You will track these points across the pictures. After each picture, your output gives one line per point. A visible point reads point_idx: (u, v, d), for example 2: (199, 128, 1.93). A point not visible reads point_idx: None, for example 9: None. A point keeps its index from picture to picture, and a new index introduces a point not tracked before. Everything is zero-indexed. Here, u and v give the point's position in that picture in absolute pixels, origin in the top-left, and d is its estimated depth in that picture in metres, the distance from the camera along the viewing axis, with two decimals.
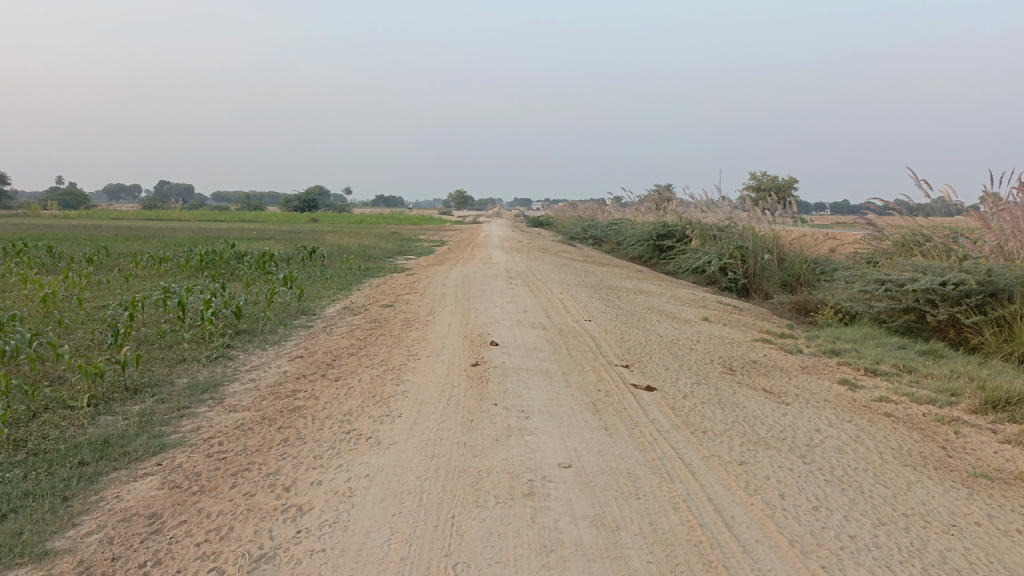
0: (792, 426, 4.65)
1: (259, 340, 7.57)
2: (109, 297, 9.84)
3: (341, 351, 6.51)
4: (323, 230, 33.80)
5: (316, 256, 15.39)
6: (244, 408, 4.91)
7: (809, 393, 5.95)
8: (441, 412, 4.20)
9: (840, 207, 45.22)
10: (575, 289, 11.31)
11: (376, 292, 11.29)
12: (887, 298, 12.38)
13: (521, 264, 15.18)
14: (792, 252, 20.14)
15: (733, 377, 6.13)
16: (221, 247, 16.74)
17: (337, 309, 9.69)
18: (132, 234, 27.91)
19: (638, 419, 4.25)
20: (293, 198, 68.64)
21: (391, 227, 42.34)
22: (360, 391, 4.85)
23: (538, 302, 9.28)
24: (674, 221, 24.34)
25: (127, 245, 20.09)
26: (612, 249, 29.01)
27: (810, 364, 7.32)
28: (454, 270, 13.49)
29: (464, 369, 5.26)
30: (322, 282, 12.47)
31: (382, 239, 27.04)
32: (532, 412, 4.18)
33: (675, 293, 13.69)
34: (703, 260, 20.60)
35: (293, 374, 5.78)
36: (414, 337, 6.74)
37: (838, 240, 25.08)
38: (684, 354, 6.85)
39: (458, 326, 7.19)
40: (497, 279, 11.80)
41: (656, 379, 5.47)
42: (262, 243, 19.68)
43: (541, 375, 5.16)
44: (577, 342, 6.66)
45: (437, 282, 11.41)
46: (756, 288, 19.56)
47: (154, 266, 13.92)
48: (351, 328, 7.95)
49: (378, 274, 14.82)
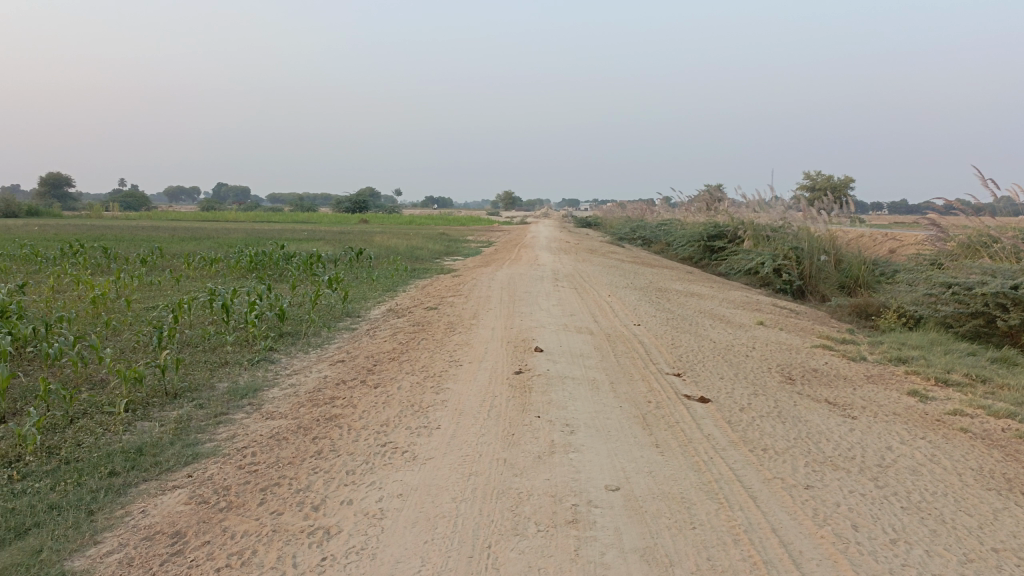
0: (860, 443, 4.30)
1: (302, 343, 7.46)
2: (158, 298, 9.90)
3: (383, 355, 6.35)
4: (371, 231, 33.95)
5: (363, 257, 15.36)
6: (280, 415, 4.76)
7: (875, 405, 5.56)
8: (482, 425, 3.97)
9: (899, 208, 43.92)
10: (624, 291, 10.99)
11: (421, 294, 11.14)
12: (954, 301, 11.77)
13: (568, 265, 14.89)
14: (850, 252, 19.42)
15: (793, 387, 5.77)
16: (270, 248, 16.83)
17: (381, 312, 9.56)
18: (186, 235, 28.40)
19: (692, 435, 3.96)
20: (343, 200, 69.53)
21: (439, 228, 42.48)
22: (399, 400, 4.66)
23: (586, 305, 9.00)
24: (726, 221, 23.74)
25: (180, 246, 20.42)
26: (661, 250, 28.47)
27: (875, 373, 6.90)
28: (500, 271, 13.29)
29: (507, 376, 5.03)
30: (368, 284, 12.39)
31: (430, 240, 27.05)
32: (577, 426, 3.92)
33: (728, 296, 13.25)
34: (756, 261, 20.01)
35: (333, 380, 5.62)
36: (457, 341, 6.53)
37: (899, 240, 24.15)
38: (740, 362, 6.50)
39: (503, 330, 6.97)
40: (544, 280, 11.55)
41: (710, 389, 5.15)
42: (311, 244, 19.79)
43: (588, 384, 4.90)
44: (627, 348, 6.37)
45: (482, 284, 11.21)
46: (812, 290, 18.91)
47: (204, 267, 14.04)
48: (394, 331, 7.80)
49: (424, 274, 14.70)
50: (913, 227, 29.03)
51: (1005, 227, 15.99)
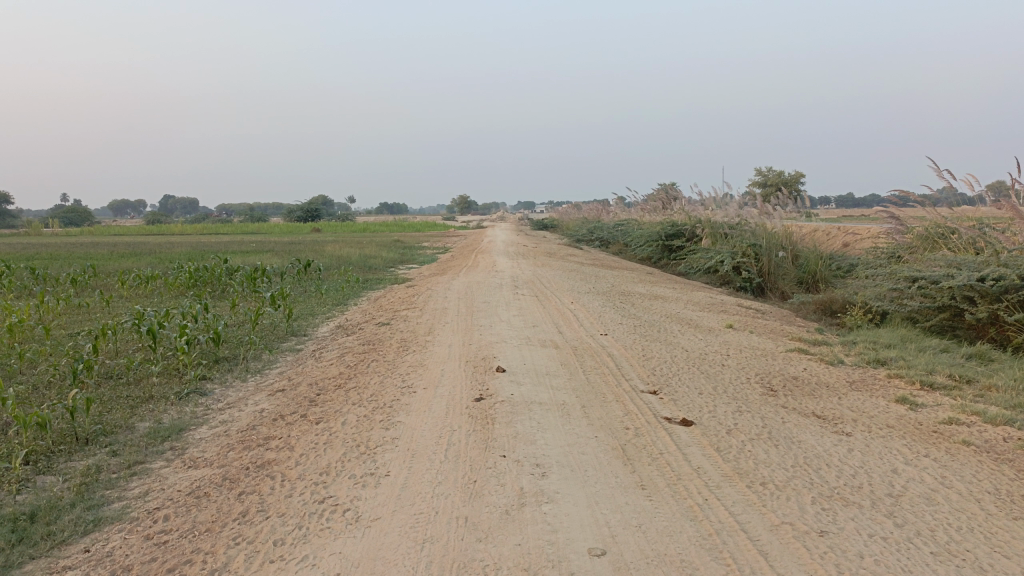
0: (863, 467, 3.85)
1: (240, 369, 6.80)
2: (83, 323, 9.11)
3: (327, 382, 5.73)
4: (322, 241, 33.00)
5: (311, 269, 14.64)
6: (206, 463, 4.13)
7: (865, 417, 5.15)
8: (439, 470, 3.41)
9: (844, 202, 44.56)
10: (586, 297, 10.52)
11: (373, 307, 10.52)
12: (920, 296, 11.58)
13: (527, 270, 14.37)
14: (807, 248, 19.31)
15: (777, 400, 5.34)
16: (214, 262, 16.00)
17: (330, 329, 8.92)
18: (127, 251, 27.15)
19: (680, 470, 3.46)
20: (294, 209, 68.22)
21: (394, 235, 41.69)
22: (343, 439, 4.07)
23: (548, 315, 8.50)
24: (683, 220, 23.52)
25: (116, 264, 19.37)
26: (619, 251, 28.17)
27: (856, 378, 6.51)
28: (456, 280, 12.72)
29: (466, 405, 4.48)
30: (315, 298, 11.70)
31: (383, 248, 26.34)
32: (550, 467, 3.39)
33: (692, 297, 12.89)
34: (715, 259, 19.78)
35: (270, 415, 5.00)
36: (410, 363, 5.95)
37: (854, 234, 24.23)
38: (717, 372, 6.05)
39: (460, 348, 6.41)
40: (502, 288, 11.00)
41: (691, 409, 4.67)
42: (258, 257, 18.91)
43: (557, 410, 4.37)
44: (595, 363, 5.87)
45: (438, 294, 10.65)
46: (771, 287, 18.73)
47: (140, 286, 13.19)
48: (343, 352, 7.17)
49: (377, 285, 14.05)
50: (865, 221, 29.29)
51: (961, 219, 15.97)
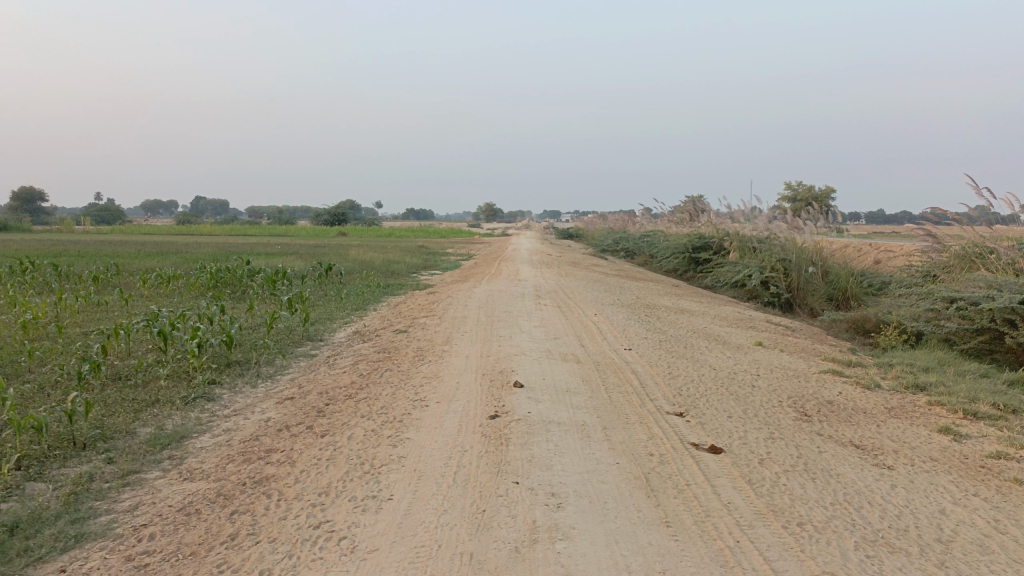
0: (909, 507, 3.53)
1: (250, 373, 6.60)
2: (99, 321, 9.00)
3: (338, 391, 5.50)
4: (346, 244, 32.98)
5: (333, 273, 14.50)
6: (203, 475, 3.91)
7: (907, 448, 4.80)
8: (445, 496, 3.15)
9: (875, 218, 43.79)
10: (610, 309, 10.22)
11: (391, 313, 10.32)
12: (959, 317, 11.12)
13: (550, 279, 14.11)
14: (838, 264, 18.83)
15: (811, 426, 5.01)
16: (236, 263, 15.91)
17: (346, 335, 8.72)
18: (154, 250, 27.26)
19: (708, 505, 3.17)
20: (322, 212, 68.58)
21: (419, 240, 41.60)
22: (347, 455, 3.82)
23: (570, 327, 8.22)
24: (711, 233, 23.11)
25: (141, 262, 19.39)
26: (645, 262, 27.78)
27: (894, 404, 6.15)
28: (478, 287, 12.49)
29: (480, 422, 4.22)
30: (334, 303, 11.53)
31: (407, 253, 26.22)
32: (566, 498, 3.12)
33: (719, 312, 12.53)
34: (743, 273, 19.36)
35: (275, 424, 4.78)
36: (424, 374, 5.71)
37: (886, 251, 23.64)
38: (746, 394, 5.73)
39: (477, 359, 6.16)
40: (524, 298, 10.74)
41: (720, 434, 4.37)
42: (281, 259, 18.86)
43: (576, 431, 4.10)
44: (618, 380, 5.59)
45: (458, 301, 10.41)
46: (800, 303, 18.26)
47: (161, 285, 13.12)
48: (357, 358, 6.95)
49: (397, 291, 13.86)
50: (898, 238, 28.62)
51: (1000, 238, 15.44)
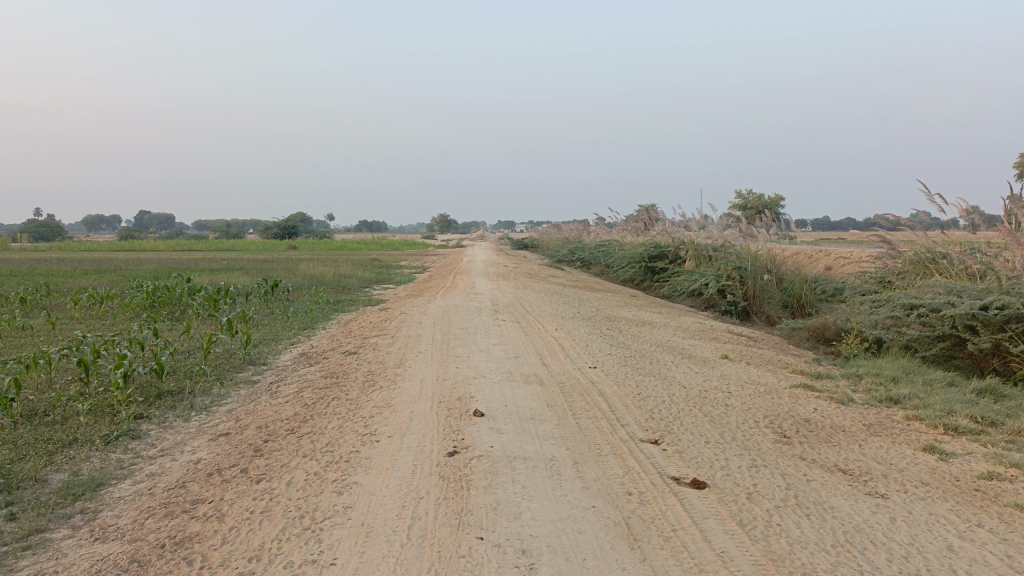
0: (914, 545, 3.18)
1: (183, 405, 6.04)
2: (19, 348, 8.28)
3: (279, 425, 4.99)
4: (297, 259, 32.09)
5: (280, 290, 13.87)
6: (116, 534, 3.38)
7: (896, 472, 4.48)
8: (398, 559, 2.69)
9: (819, 225, 44.69)
10: (570, 323, 9.86)
11: (341, 333, 9.79)
12: (920, 324, 11.03)
13: (507, 293, 13.70)
14: (793, 272, 18.83)
15: (792, 450, 4.68)
16: (176, 281, 15.14)
17: (292, 358, 8.18)
18: (91, 267, 26.06)
19: (699, 557, 2.77)
20: (272, 226, 67.21)
21: (371, 253, 40.81)
22: (284, 506, 3.33)
23: (531, 344, 7.82)
24: (666, 242, 23.00)
25: (75, 282, 18.42)
26: (601, 272, 27.57)
27: (872, 420, 5.87)
28: (432, 302, 12.01)
29: (438, 460, 3.76)
30: (281, 322, 10.94)
31: (360, 267, 25.55)
32: (540, 556, 2.69)
33: (680, 323, 12.28)
34: (699, 282, 19.24)
35: (206, 467, 4.25)
36: (375, 402, 5.23)
37: (837, 258, 23.84)
38: (720, 415, 5.39)
39: (433, 383, 5.70)
40: (481, 313, 10.31)
41: (701, 465, 3.99)
42: (226, 276, 18.07)
43: (545, 468, 3.68)
44: (586, 403, 5.19)
45: (412, 318, 9.93)
46: (757, 311, 18.18)
47: (94, 306, 12.34)
48: (302, 385, 6.43)
49: (348, 307, 13.30)
50: (847, 246, 28.99)
51: (951, 243, 15.54)
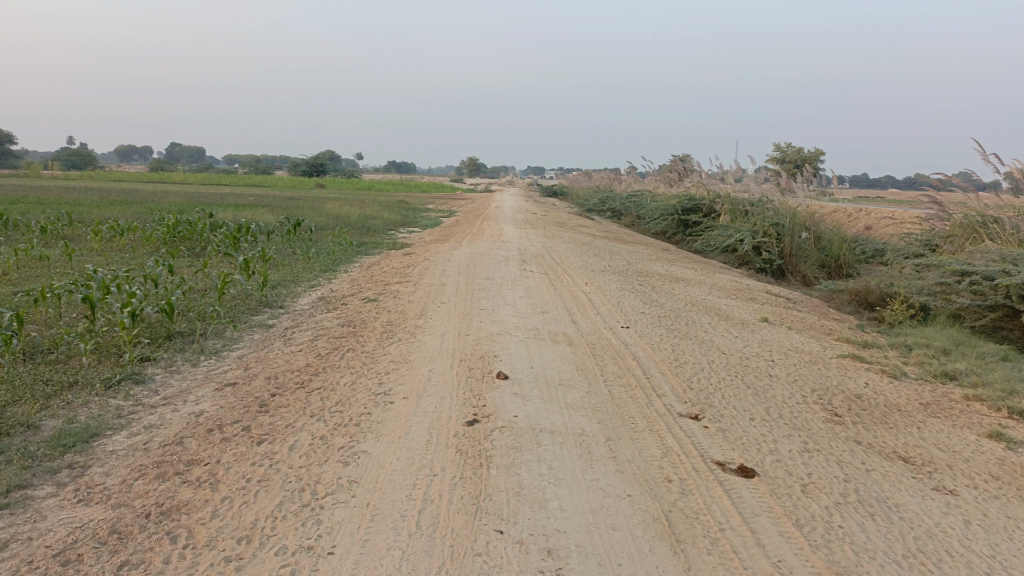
0: (998, 558, 2.77)
1: (193, 349, 5.77)
2: (31, 279, 8.04)
3: (289, 376, 4.66)
4: (325, 198, 31.73)
5: (303, 229, 13.54)
6: (100, 495, 3.07)
7: (961, 462, 4.06)
8: (405, 553, 2.35)
9: (857, 183, 43.43)
10: (600, 277, 9.42)
11: (363, 277, 9.44)
12: (970, 292, 10.44)
13: (535, 242, 13.23)
14: (832, 232, 18.12)
15: (846, 434, 4.27)
16: (198, 216, 14.87)
17: (310, 302, 7.86)
18: (118, 197, 25.90)
19: (752, 569, 2.39)
20: (301, 163, 66.95)
21: (399, 194, 40.40)
22: (284, 476, 3.00)
23: (560, 299, 7.41)
24: (701, 194, 22.26)
25: (99, 212, 18.22)
26: (632, 223, 26.90)
27: (928, 400, 5.42)
28: (458, 249, 11.60)
29: (456, 429, 3.41)
30: (302, 264, 10.62)
31: (386, 209, 25.12)
32: (568, 559, 2.33)
33: (715, 280, 11.78)
34: (734, 238, 18.58)
35: (207, 423, 3.93)
36: (392, 357, 4.88)
37: (878, 219, 22.98)
38: (765, 387, 4.97)
39: (454, 339, 5.34)
40: (508, 262, 9.89)
41: (749, 448, 3.59)
42: (250, 212, 17.78)
43: (574, 445, 3.31)
44: (618, 368, 4.80)
45: (436, 264, 9.54)
46: (792, 271, 17.57)
47: (114, 238, 12.12)
48: (317, 332, 6.10)
49: (372, 250, 12.94)
50: (888, 206, 28.02)
51: (1006, 206, 14.72)
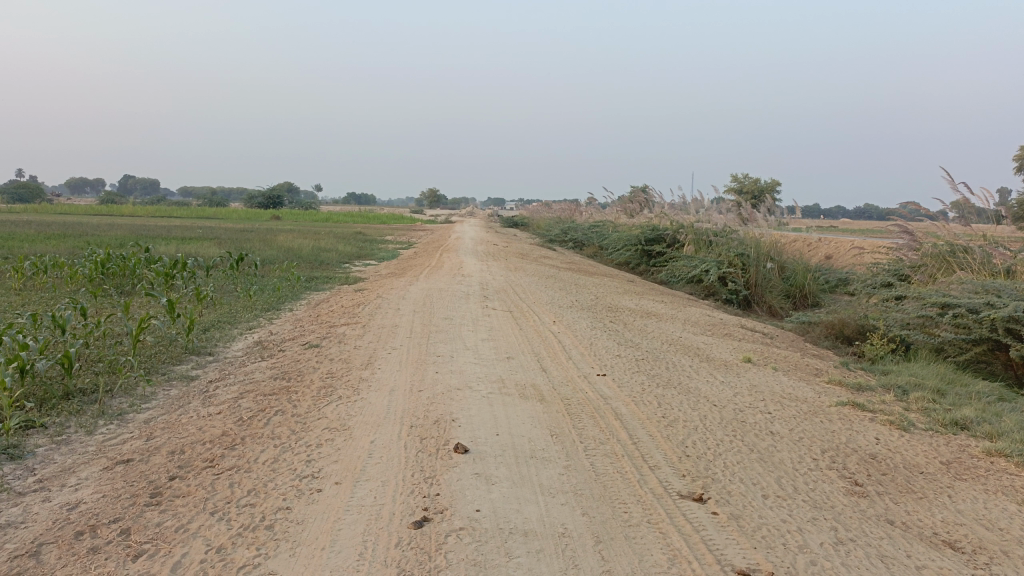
0: None
1: (93, 412, 4.85)
2: None
3: (198, 451, 3.78)
4: (278, 230, 30.60)
5: (247, 265, 12.63)
6: None
7: (1016, 544, 3.36)
8: None
9: (811, 214, 43.83)
10: (567, 313, 8.69)
11: (308, 317, 8.58)
12: (953, 325, 9.96)
13: (497, 275, 12.48)
14: (797, 263, 17.74)
15: (876, 512, 3.55)
16: (134, 250, 13.81)
17: (244, 348, 6.96)
18: (55, 230, 24.50)
19: None
20: (256, 195, 65.56)
21: (355, 226, 39.41)
22: None
23: (527, 342, 6.64)
24: (664, 224, 21.78)
25: (29, 247, 16.98)
26: (595, 254, 26.32)
27: (948, 457, 4.74)
28: (414, 284, 10.78)
29: (399, 535, 2.59)
30: (242, 303, 9.71)
31: (342, 241, 24.18)
32: None
33: (687, 315, 11.15)
34: (699, 268, 18.05)
35: (80, 521, 3.03)
36: (327, 423, 4.04)
37: (840, 249, 22.78)
38: (769, 448, 4.24)
39: (405, 397, 4.51)
40: (468, 299, 9.10)
41: (775, 546, 2.83)
42: (194, 246, 16.73)
43: (555, 555, 2.51)
44: (599, 431, 4.03)
45: (388, 302, 8.71)
46: (758, 301, 17.08)
47: (35, 275, 11.04)
48: (244, 387, 5.22)
49: (321, 285, 12.07)
50: (846, 236, 27.98)
51: (974, 235, 14.43)
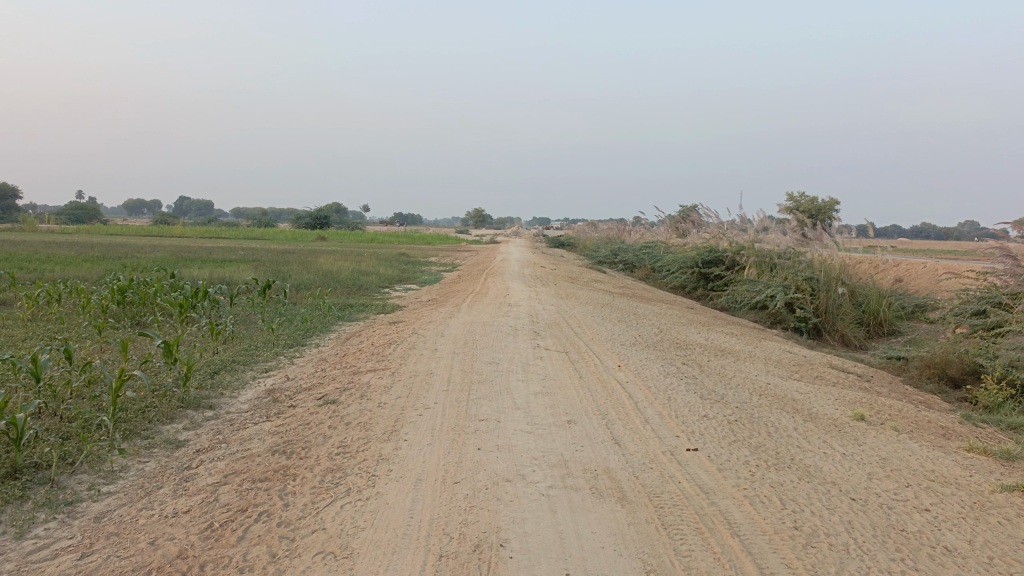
0: None
1: (37, 499, 3.77)
2: None
3: None
4: (322, 252, 29.80)
5: (276, 294, 11.65)
6: None
7: None
8: None
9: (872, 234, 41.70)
10: (632, 354, 7.42)
11: (333, 357, 7.47)
12: None
13: (546, 305, 11.25)
14: (873, 289, 16.13)
15: None
16: (159, 276, 12.94)
17: (252, 399, 5.87)
18: (95, 253, 23.96)
19: None
20: (304, 216, 65.74)
21: (399, 248, 38.65)
22: None
23: (590, 397, 5.38)
24: (722, 245, 20.24)
25: (61, 271, 16.28)
26: (646, 277, 24.91)
27: None
28: (456, 316, 9.62)
29: None
30: (262, 337, 8.67)
31: (384, 264, 23.22)
32: None
33: (765, 351, 9.75)
34: (763, 293, 16.48)
35: None
36: (323, 543, 2.84)
37: (914, 274, 21.00)
38: None
39: (435, 494, 3.29)
40: (515, 337, 7.86)
41: None
42: (226, 270, 15.87)
43: None
44: (715, 564, 2.75)
45: (425, 341, 7.55)
46: (830, 330, 15.31)
47: (48, 307, 10.19)
48: (236, 463, 4.09)
49: (355, 315, 11.02)
50: (918, 258, 26.05)
51: None
